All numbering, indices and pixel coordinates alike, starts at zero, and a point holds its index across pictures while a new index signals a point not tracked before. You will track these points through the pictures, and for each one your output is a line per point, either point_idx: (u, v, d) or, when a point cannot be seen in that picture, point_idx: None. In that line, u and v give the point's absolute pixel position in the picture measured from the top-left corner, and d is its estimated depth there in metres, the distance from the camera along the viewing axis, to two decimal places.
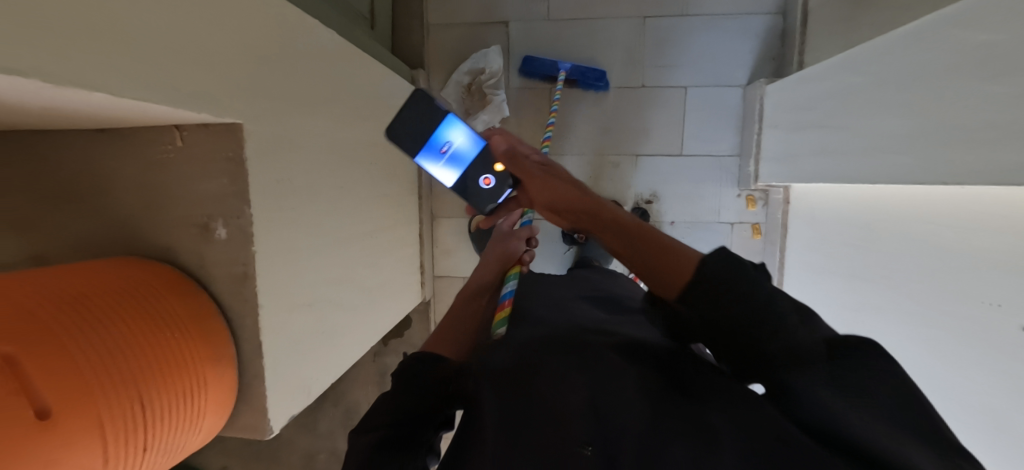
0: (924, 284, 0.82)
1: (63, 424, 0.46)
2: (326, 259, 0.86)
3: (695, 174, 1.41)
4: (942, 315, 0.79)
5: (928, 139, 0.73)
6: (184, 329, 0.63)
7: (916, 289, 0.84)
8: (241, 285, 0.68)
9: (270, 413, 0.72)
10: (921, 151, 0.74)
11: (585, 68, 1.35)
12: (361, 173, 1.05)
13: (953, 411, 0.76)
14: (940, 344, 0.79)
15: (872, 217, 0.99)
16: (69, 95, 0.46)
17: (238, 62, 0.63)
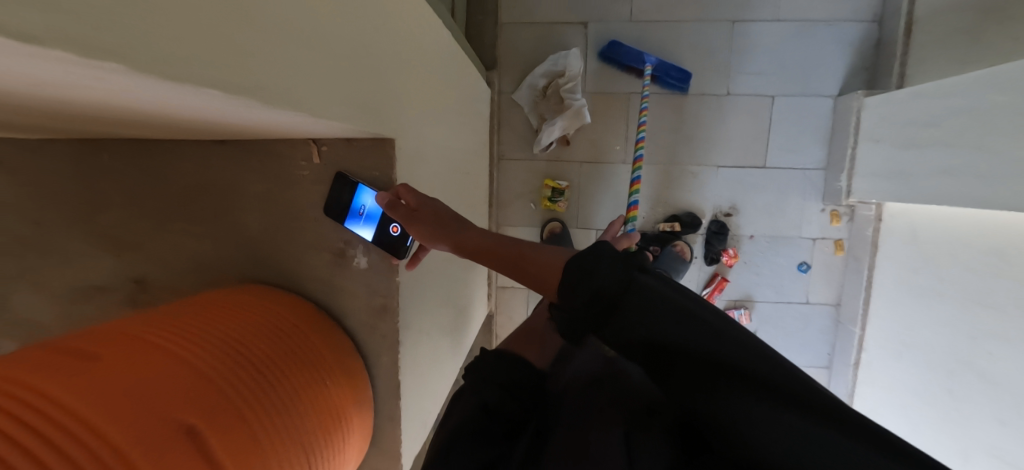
0: None
1: None
2: (441, 282, 0.79)
3: (778, 187, 1.36)
4: None
5: None
6: (333, 374, 0.55)
7: None
8: (379, 318, 0.61)
9: (402, 459, 0.64)
10: None
11: (670, 66, 1.27)
12: (459, 184, 0.97)
13: None
14: None
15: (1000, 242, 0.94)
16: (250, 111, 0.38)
17: (393, 68, 0.55)
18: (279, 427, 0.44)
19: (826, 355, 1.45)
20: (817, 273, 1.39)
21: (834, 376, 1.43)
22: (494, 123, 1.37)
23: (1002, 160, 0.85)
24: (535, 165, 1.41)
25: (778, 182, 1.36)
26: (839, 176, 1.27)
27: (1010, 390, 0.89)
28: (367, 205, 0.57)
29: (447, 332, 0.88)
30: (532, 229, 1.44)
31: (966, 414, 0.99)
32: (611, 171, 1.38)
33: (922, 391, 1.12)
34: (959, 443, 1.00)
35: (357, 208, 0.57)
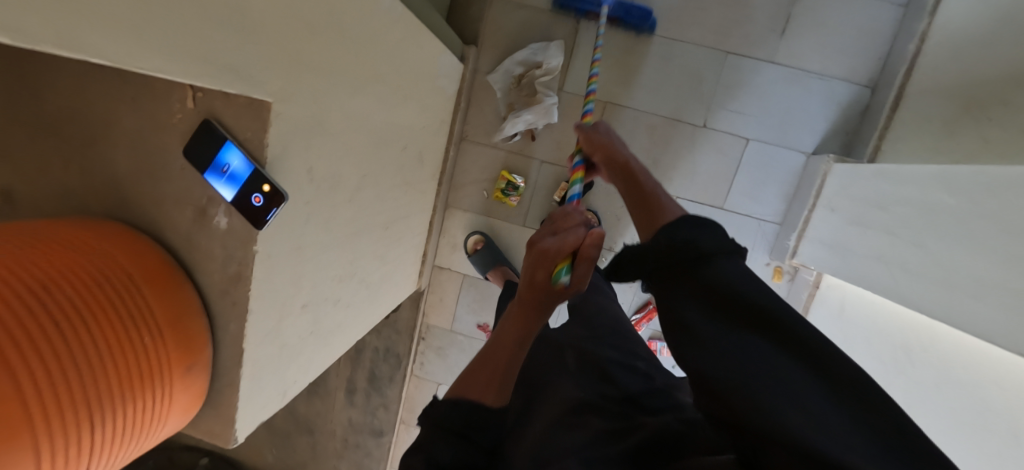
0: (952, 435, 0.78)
1: None
2: (331, 255, 0.77)
3: (731, 232, 1.34)
4: None
5: (1006, 296, 0.67)
6: (159, 333, 0.54)
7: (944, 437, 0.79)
8: (233, 285, 0.59)
9: (238, 424, 0.64)
10: (996, 305, 0.68)
11: (630, 5, 1.21)
12: (391, 159, 0.94)
13: None
14: None
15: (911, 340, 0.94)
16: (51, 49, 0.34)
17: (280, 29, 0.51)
18: (57, 375, 0.44)
19: None
20: None
21: None
22: (463, 102, 1.32)
23: (929, 261, 0.83)
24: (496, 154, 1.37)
25: (731, 226, 1.33)
26: (790, 235, 1.25)
27: None
28: (232, 165, 0.54)
29: (339, 305, 0.87)
30: (480, 217, 1.41)
31: None
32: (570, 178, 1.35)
33: None
34: None
35: (221, 166, 0.54)
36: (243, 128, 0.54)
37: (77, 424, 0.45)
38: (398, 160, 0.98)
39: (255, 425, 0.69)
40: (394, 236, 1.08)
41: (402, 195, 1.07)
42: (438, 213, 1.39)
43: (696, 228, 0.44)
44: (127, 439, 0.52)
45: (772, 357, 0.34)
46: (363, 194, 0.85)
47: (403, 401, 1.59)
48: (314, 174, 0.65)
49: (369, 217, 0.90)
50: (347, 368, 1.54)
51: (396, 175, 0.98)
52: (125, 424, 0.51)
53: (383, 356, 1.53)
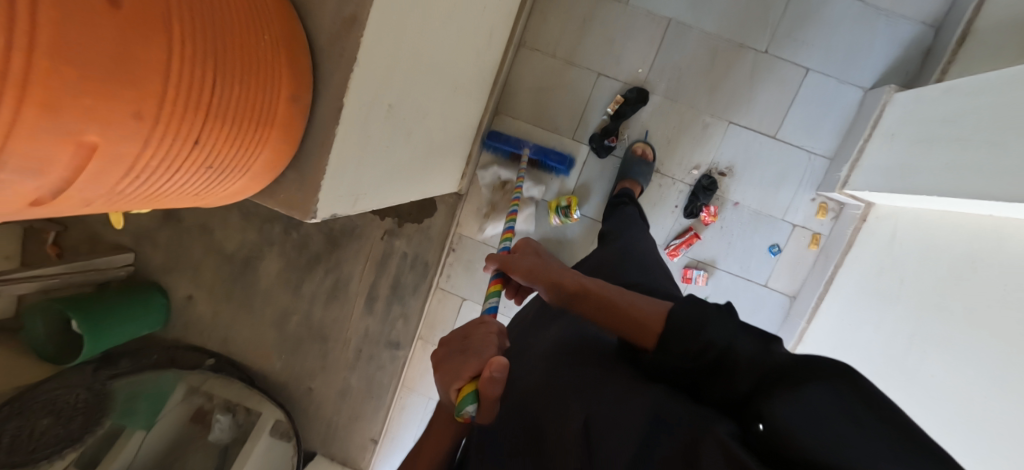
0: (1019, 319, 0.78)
1: (135, 38, 0.34)
2: (417, 66, 0.75)
3: (781, 165, 1.34)
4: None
5: None
6: (276, 41, 0.51)
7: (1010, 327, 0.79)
8: (345, 30, 0.56)
9: (321, 194, 0.61)
10: None
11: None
12: (473, 10, 0.93)
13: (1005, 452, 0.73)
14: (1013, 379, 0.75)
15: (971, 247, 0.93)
16: None
17: None
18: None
19: None
20: (786, 261, 1.38)
21: None
22: (528, 3, 1.32)
23: (1009, 158, 0.82)
24: (552, 64, 1.37)
25: (780, 158, 1.33)
26: (842, 166, 1.26)
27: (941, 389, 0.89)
28: None
29: (409, 138, 0.84)
30: (530, 126, 1.41)
31: None
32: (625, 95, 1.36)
33: None
34: None
35: None
36: None
37: (205, 62, 0.41)
38: (477, 18, 0.97)
39: (331, 213, 0.67)
40: (455, 105, 1.06)
41: (470, 64, 1.05)
42: (489, 115, 1.37)
43: (689, 306, 0.52)
44: (231, 134, 0.48)
45: (809, 390, 0.40)
46: (448, 25, 0.83)
47: (425, 314, 1.56)
48: None
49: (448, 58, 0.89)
50: (372, 271, 1.51)
51: (471, 34, 0.97)
52: (237, 121, 0.48)
53: (411, 262, 1.50)
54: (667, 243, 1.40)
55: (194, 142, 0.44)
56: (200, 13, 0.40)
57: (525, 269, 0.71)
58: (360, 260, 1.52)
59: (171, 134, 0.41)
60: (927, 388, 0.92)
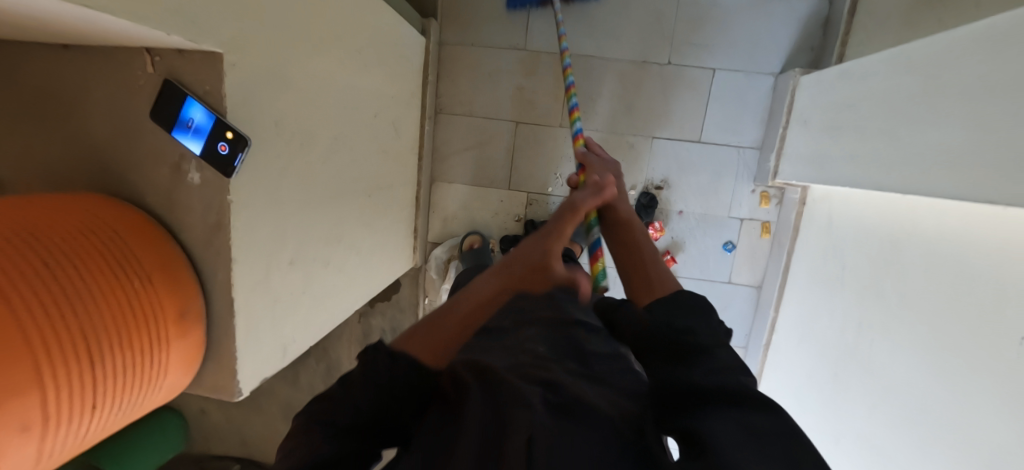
0: (943, 307, 0.79)
1: (4, 378, 0.41)
2: (309, 215, 0.81)
3: (714, 165, 1.35)
4: (953, 340, 0.76)
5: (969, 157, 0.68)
6: (148, 279, 0.57)
7: (939, 316, 0.80)
8: (214, 236, 0.62)
9: (239, 374, 0.68)
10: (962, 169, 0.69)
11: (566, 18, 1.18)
12: (363, 126, 0.97)
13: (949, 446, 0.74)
14: (948, 368, 0.76)
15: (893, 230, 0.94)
16: None
17: None
18: (63, 297, 0.48)
19: (743, 338, 1.45)
20: (742, 255, 1.39)
21: (748, 357, 1.45)
22: (432, 74, 1.34)
23: (901, 148, 0.83)
24: (470, 124, 1.40)
25: (711, 158, 1.34)
26: (769, 157, 1.27)
27: (887, 378, 0.90)
28: (195, 119, 0.57)
29: (328, 269, 0.90)
30: (466, 186, 1.44)
31: (846, 402, 1.01)
32: (546, 135, 1.38)
33: (814, 373, 1.14)
34: (836, 423, 1.04)
35: (187, 120, 0.58)
36: (204, 83, 0.57)
37: (81, 350, 0.49)
38: (370, 128, 1.01)
39: (259, 379, 0.73)
40: (378, 205, 1.11)
41: (381, 165, 1.10)
42: (424, 187, 1.41)
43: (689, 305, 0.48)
44: (127, 379, 0.55)
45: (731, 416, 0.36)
46: (336, 156, 0.88)
47: None
48: (281, 129, 0.69)
49: (348, 182, 0.94)
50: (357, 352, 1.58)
51: (367, 143, 1.01)
52: (126, 365, 0.54)
53: (391, 336, 1.57)
54: None
55: (93, 405, 0.52)
56: (62, 310, 0.48)
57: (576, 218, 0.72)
58: (344, 345, 1.59)
59: (60, 414, 0.48)
60: (879, 378, 0.93)
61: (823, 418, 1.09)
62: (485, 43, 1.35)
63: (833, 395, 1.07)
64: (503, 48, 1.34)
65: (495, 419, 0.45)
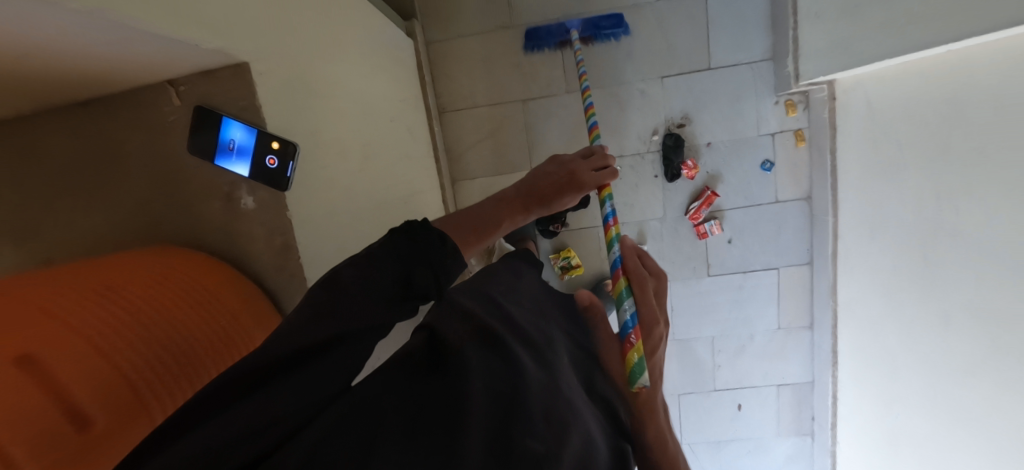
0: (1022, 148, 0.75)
1: (106, 441, 0.37)
2: (361, 226, 0.77)
3: (731, 88, 1.31)
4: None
5: None
6: (231, 315, 0.54)
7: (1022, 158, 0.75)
8: (284, 258, 0.58)
9: None
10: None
11: (596, 20, 1.24)
12: (383, 132, 0.94)
13: None
14: None
15: (946, 91, 0.89)
16: (43, 21, 0.36)
17: None
18: (155, 351, 0.45)
19: (806, 254, 1.40)
20: (783, 170, 1.35)
21: (816, 272, 1.39)
22: (429, 75, 1.32)
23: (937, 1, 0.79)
24: (476, 116, 1.36)
25: (725, 83, 1.30)
26: (785, 62, 1.22)
27: (986, 241, 0.86)
28: (236, 139, 0.54)
29: None
30: (490, 177, 1.40)
31: (947, 280, 0.96)
32: (555, 105, 1.34)
33: (899, 263, 1.09)
34: (941, 306, 0.98)
35: (229, 142, 0.55)
36: (237, 99, 0.54)
37: (178, 387, 0.46)
38: (389, 133, 0.98)
39: None
40: (414, 212, 1.08)
41: (408, 170, 1.06)
42: (448, 189, 1.37)
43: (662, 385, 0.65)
44: None
45: None
46: (369, 164, 0.85)
47: None
48: (317, 138, 0.66)
49: (384, 190, 0.90)
50: None
51: (390, 149, 0.98)
52: None
53: None
54: (687, 209, 1.38)
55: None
56: (156, 361, 0.44)
57: (565, 183, 0.83)
58: None
59: None
60: (975, 244, 0.88)
61: (921, 304, 1.04)
62: (470, 30, 1.31)
63: (926, 278, 1.02)
64: (489, 30, 1.31)
65: (504, 411, 0.48)
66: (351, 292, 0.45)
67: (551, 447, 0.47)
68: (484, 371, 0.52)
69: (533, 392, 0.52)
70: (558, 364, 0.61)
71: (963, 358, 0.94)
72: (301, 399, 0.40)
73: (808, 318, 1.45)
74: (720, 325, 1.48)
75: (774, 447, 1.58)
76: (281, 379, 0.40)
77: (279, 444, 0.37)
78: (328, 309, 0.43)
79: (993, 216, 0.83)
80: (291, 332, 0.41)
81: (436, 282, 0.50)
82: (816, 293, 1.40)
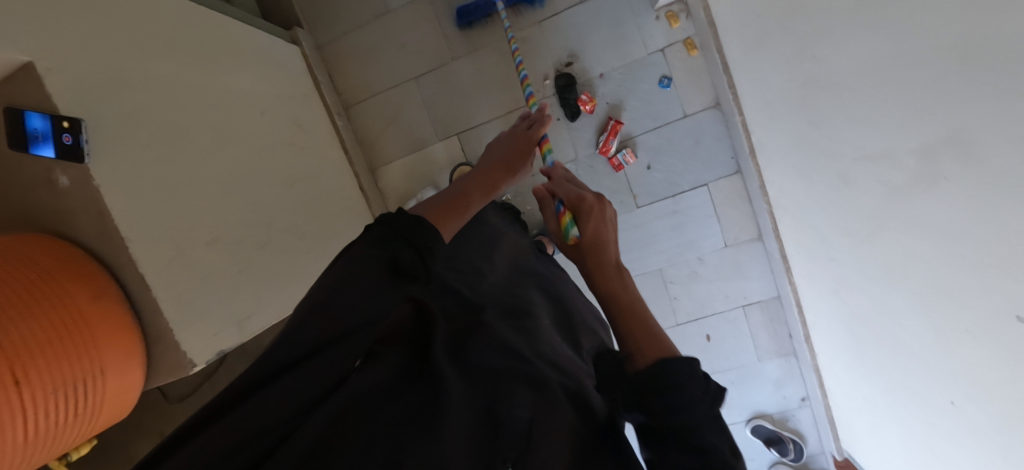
0: None
1: None
2: (214, 202, 0.85)
3: (609, 14, 1.30)
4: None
5: None
6: (46, 267, 0.60)
7: None
8: (104, 224, 0.67)
9: (182, 344, 0.74)
10: None
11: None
12: (253, 123, 1.03)
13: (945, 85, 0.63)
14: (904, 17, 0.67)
15: None
16: None
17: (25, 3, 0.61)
18: None
19: (732, 161, 1.34)
20: (683, 83, 1.31)
21: (747, 179, 1.32)
22: (325, 75, 1.40)
23: None
24: (377, 103, 1.42)
25: (601, 12, 1.30)
26: None
27: (853, 79, 0.80)
28: (39, 127, 0.63)
29: (261, 251, 0.94)
30: (405, 157, 1.44)
31: (835, 136, 0.90)
32: (446, 75, 1.38)
33: (798, 137, 1.02)
34: (840, 166, 0.92)
35: (35, 131, 0.64)
36: (33, 95, 0.64)
37: None
38: (264, 125, 1.07)
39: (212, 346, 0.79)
40: (310, 195, 1.15)
41: (296, 158, 1.14)
42: (365, 177, 1.41)
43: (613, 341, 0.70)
44: (55, 356, 0.57)
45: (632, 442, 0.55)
46: (228, 150, 0.93)
47: None
48: (136, 123, 0.74)
49: (255, 173, 0.98)
50: None
51: (267, 139, 1.06)
52: (46, 341, 0.57)
53: None
54: (596, 144, 1.37)
55: (15, 380, 0.53)
56: None
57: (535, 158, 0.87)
58: None
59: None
60: (852, 86, 0.81)
61: (826, 175, 0.97)
62: (352, 25, 1.39)
63: (820, 144, 0.96)
64: (370, 19, 1.38)
65: (489, 387, 0.48)
66: (349, 284, 0.39)
67: (539, 404, 0.46)
68: (468, 356, 0.52)
69: (509, 367, 0.51)
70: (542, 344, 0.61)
71: (874, 213, 0.87)
72: (297, 399, 0.38)
73: (754, 228, 1.37)
74: (664, 254, 1.43)
75: (759, 372, 1.48)
76: (281, 379, 0.37)
77: (274, 447, 0.36)
78: (322, 299, 0.39)
79: (856, 49, 0.77)
80: (281, 337, 0.39)
81: (423, 260, 0.42)
82: (753, 200, 1.33)
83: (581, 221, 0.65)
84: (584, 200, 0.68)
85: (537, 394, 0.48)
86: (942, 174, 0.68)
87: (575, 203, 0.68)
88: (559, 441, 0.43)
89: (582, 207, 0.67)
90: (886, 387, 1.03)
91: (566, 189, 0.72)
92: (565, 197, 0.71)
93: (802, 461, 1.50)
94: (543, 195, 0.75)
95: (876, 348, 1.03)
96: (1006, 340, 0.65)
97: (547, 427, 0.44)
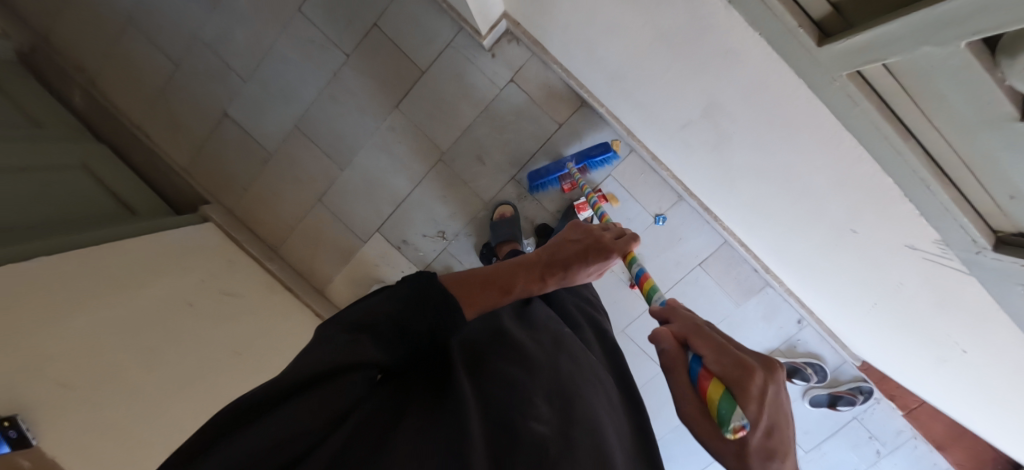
0: None
1: None
2: (166, 412, 0.94)
3: (451, 70, 1.36)
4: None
5: None
6: None
7: None
8: None
9: None
10: None
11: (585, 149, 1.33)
12: (186, 317, 1.11)
13: (678, 63, 0.67)
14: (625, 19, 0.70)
15: None
16: None
17: None
18: None
19: (621, 144, 1.35)
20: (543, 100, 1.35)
21: (639, 154, 1.35)
22: (244, 231, 1.50)
23: None
24: (300, 233, 1.53)
25: (444, 71, 1.37)
26: (463, 25, 1.30)
27: (633, 70, 0.84)
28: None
29: None
30: (342, 268, 1.54)
31: (655, 115, 0.93)
32: (343, 185, 1.48)
33: (640, 120, 1.05)
34: (673, 136, 0.94)
35: None
36: None
37: None
38: (200, 310, 1.16)
39: None
40: (264, 348, 1.26)
41: (241, 322, 1.24)
42: (314, 300, 1.53)
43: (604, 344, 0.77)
44: None
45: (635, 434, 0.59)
46: (169, 355, 1.02)
47: None
48: (70, 384, 0.81)
49: (202, 361, 1.07)
50: None
51: (206, 321, 1.15)
52: None
53: None
54: (496, 184, 1.44)
55: None
56: None
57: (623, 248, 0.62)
58: None
59: None
60: (636, 74, 0.84)
61: (673, 142, 0.98)
62: (245, 180, 1.50)
63: (651, 121, 0.99)
64: (259, 168, 1.49)
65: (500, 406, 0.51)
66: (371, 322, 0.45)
67: (550, 418, 0.50)
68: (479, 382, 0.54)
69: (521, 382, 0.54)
70: (553, 347, 0.64)
71: (717, 166, 0.88)
72: (330, 410, 0.41)
73: (672, 191, 1.37)
74: None
75: (745, 316, 1.45)
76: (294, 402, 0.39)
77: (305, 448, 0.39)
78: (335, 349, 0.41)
79: (616, 48, 0.82)
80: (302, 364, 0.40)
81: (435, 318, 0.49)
82: (656, 169, 1.35)
83: (742, 400, 0.37)
84: (747, 372, 0.38)
85: (552, 408, 0.52)
86: (728, 131, 0.71)
87: (727, 370, 0.39)
88: (575, 457, 0.46)
89: (742, 377, 0.39)
90: (832, 301, 1.01)
91: (711, 347, 0.42)
92: (704, 348, 0.42)
93: (828, 381, 1.44)
94: (670, 342, 0.46)
95: (798, 270, 1.03)
96: (858, 243, 0.66)
97: (562, 442, 0.47)
